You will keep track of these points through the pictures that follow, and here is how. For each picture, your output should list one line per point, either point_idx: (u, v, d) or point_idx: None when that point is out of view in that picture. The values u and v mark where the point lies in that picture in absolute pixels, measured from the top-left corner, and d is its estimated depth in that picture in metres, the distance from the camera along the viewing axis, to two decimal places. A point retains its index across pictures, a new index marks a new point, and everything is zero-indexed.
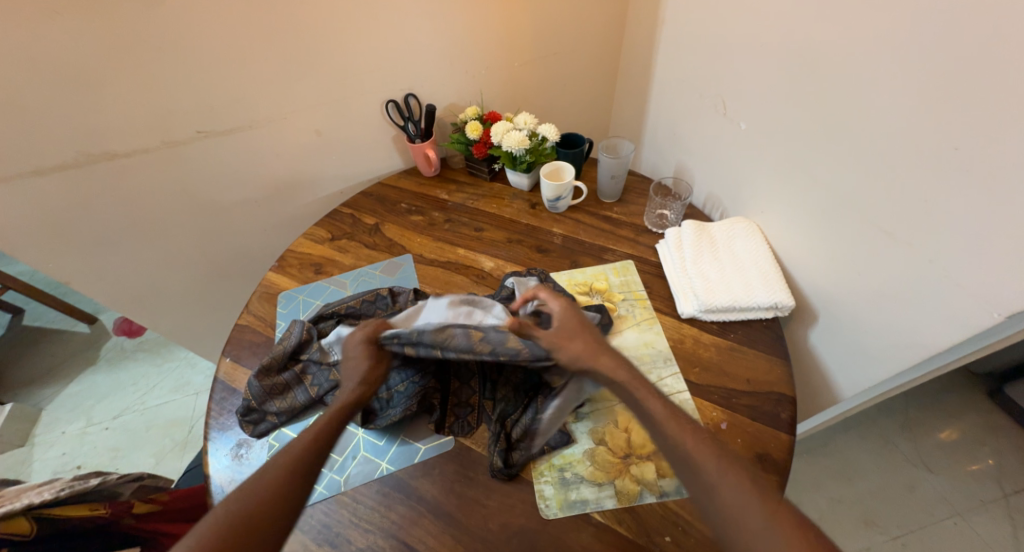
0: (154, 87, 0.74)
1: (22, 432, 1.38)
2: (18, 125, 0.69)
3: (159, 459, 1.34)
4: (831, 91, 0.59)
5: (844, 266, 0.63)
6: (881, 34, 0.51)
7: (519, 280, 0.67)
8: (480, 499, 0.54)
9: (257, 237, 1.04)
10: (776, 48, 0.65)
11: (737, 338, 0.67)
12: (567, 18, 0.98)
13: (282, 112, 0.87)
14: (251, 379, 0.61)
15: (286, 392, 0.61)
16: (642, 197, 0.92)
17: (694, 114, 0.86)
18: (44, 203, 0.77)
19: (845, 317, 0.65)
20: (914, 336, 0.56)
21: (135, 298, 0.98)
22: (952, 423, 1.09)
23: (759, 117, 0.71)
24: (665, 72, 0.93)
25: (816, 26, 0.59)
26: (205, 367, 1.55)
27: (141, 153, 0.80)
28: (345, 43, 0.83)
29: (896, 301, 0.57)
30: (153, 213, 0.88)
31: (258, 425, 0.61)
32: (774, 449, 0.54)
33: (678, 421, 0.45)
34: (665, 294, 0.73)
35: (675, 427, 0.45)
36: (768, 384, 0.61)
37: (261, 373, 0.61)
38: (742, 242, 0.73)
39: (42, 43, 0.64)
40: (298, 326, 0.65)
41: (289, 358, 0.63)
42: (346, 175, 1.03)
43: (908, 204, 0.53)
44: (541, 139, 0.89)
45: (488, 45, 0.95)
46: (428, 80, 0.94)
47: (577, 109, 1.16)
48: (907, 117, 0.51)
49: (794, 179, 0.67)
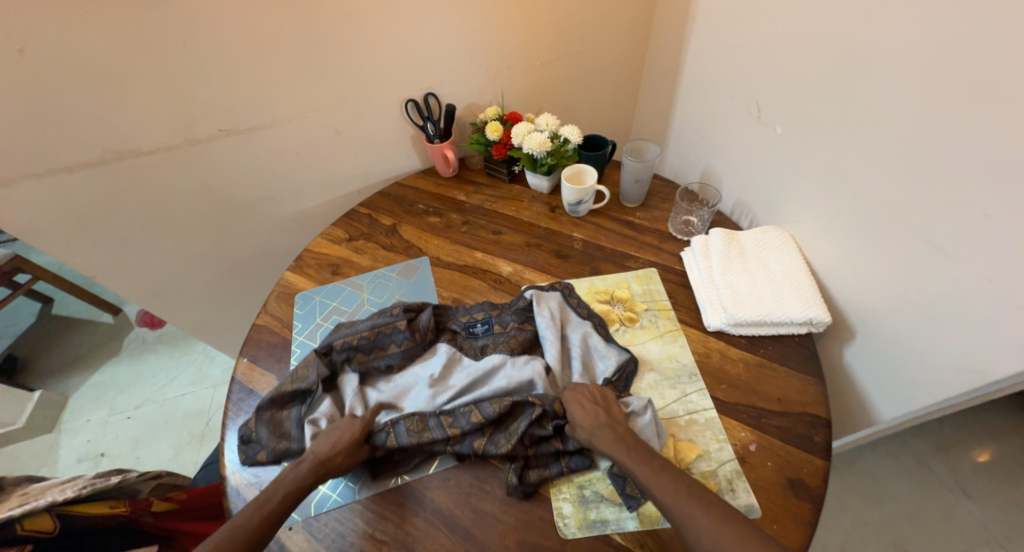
0: (179, 84, 0.75)
1: (49, 419, 1.41)
2: (47, 121, 0.69)
3: (177, 451, 1.37)
4: (879, 94, 0.55)
5: (887, 282, 0.60)
6: (940, 34, 0.48)
7: (539, 295, 0.65)
8: (496, 514, 0.52)
9: (276, 235, 1.05)
10: (818, 50, 0.62)
11: (767, 353, 0.64)
12: (593, 16, 0.95)
13: (303, 110, 0.86)
14: (257, 410, 0.58)
15: (284, 434, 0.57)
16: (667, 202, 0.89)
17: (724, 116, 0.83)
18: (71, 199, 0.78)
19: (886, 336, 0.61)
20: (967, 360, 0.53)
21: (157, 292, 0.99)
22: (990, 444, 1.04)
23: (797, 120, 0.68)
24: (694, 72, 0.89)
25: (865, 26, 0.55)
26: (223, 361, 1.57)
27: (165, 150, 0.81)
28: (367, 41, 0.82)
29: (948, 321, 0.53)
30: (176, 211, 0.89)
31: (250, 453, 0.57)
32: (807, 475, 0.52)
33: (665, 475, 0.46)
34: (690, 305, 0.70)
35: (662, 479, 0.46)
36: (800, 405, 0.58)
37: (271, 405, 0.59)
38: (774, 253, 0.70)
39: (71, 40, 0.64)
40: (314, 361, 0.59)
41: (298, 395, 0.59)
42: (365, 175, 1.02)
43: (965, 218, 0.50)
44: (563, 141, 0.86)
45: (511, 43, 0.93)
46: (449, 79, 0.93)
47: (600, 110, 1.13)
48: (967, 125, 0.48)
49: (834, 188, 0.64)
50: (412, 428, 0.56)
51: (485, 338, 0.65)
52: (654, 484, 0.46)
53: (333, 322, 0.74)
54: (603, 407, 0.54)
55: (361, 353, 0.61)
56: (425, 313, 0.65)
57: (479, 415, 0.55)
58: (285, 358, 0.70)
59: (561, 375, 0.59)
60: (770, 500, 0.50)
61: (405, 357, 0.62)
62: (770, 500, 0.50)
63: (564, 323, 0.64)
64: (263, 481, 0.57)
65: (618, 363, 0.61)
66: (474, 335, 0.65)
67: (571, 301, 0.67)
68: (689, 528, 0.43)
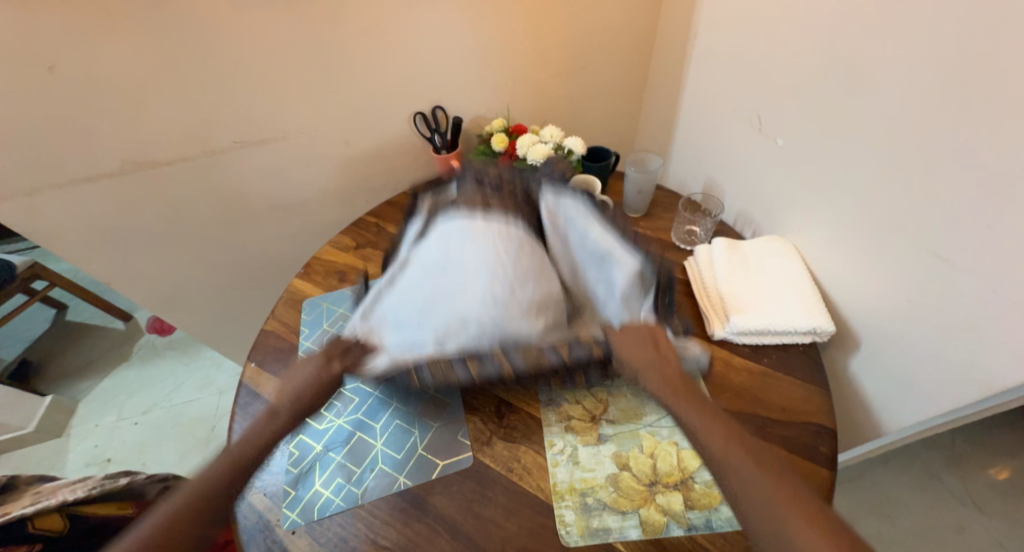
0: (198, 100, 0.77)
1: (59, 423, 1.43)
2: (71, 135, 0.72)
3: (182, 457, 1.38)
4: (880, 107, 0.56)
5: (890, 292, 0.60)
6: (940, 51, 0.49)
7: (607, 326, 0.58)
8: (499, 521, 0.53)
9: (285, 244, 1.06)
10: (818, 64, 0.63)
11: (772, 362, 0.64)
12: (598, 31, 0.97)
13: (314, 123, 0.89)
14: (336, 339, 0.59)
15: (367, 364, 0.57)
16: (670, 211, 0.90)
17: (725, 129, 0.84)
18: (92, 208, 0.81)
19: (893, 347, 0.61)
20: (973, 370, 0.52)
21: (169, 298, 1.01)
22: (1007, 460, 1.01)
23: (799, 133, 0.68)
24: (696, 85, 0.91)
25: (864, 42, 0.56)
26: (230, 367, 1.59)
27: (182, 161, 0.83)
28: (378, 57, 0.85)
29: (956, 330, 0.53)
30: (190, 220, 0.91)
31: None
32: (814, 486, 0.52)
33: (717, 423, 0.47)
34: (693, 314, 0.70)
35: (707, 426, 0.47)
36: (805, 414, 0.58)
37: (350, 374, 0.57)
38: (778, 262, 0.70)
39: (96, 59, 0.67)
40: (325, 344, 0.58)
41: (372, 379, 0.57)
42: (373, 186, 1.04)
43: (966, 229, 0.50)
44: (567, 152, 0.87)
45: (517, 58, 0.95)
46: (456, 93, 0.95)
47: (604, 122, 1.14)
48: (967, 138, 0.48)
49: (835, 199, 0.65)
50: (434, 371, 0.54)
51: (494, 198, 0.63)
52: (707, 438, 0.46)
53: (340, 328, 0.75)
54: (654, 345, 0.55)
55: (396, 313, 0.58)
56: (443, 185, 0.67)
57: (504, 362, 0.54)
58: (292, 363, 0.71)
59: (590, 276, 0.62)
60: None
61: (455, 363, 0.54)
62: None
63: (609, 236, 0.61)
64: (267, 486, 0.58)
65: (632, 272, 0.59)
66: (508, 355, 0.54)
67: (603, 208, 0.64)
68: (732, 480, 0.42)
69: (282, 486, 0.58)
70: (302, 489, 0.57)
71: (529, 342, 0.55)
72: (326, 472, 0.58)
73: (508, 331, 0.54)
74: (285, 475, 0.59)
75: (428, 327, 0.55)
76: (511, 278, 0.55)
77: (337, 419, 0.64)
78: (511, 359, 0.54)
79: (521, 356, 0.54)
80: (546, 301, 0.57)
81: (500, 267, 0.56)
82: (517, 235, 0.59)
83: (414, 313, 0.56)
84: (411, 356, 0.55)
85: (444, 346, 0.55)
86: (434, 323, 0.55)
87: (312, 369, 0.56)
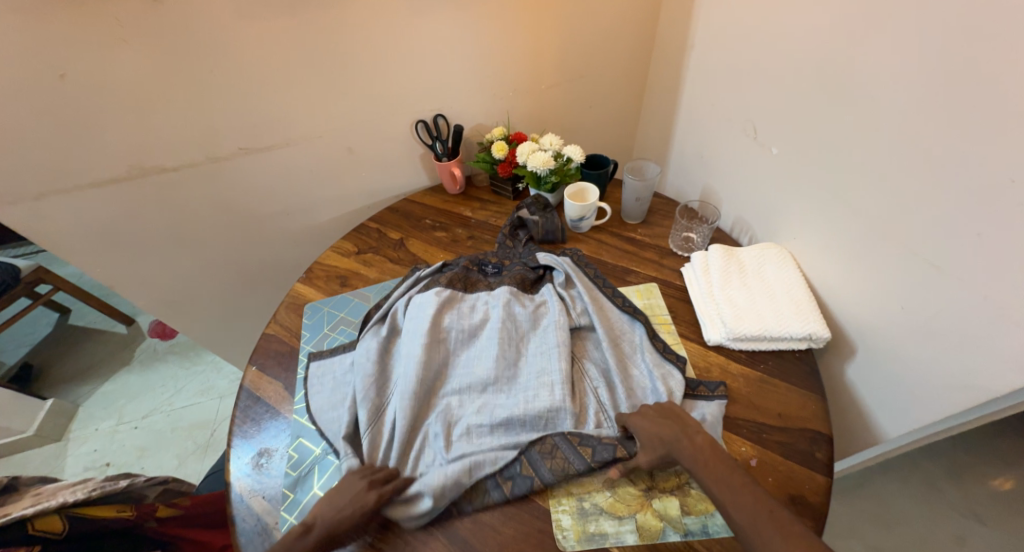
0: (205, 107, 0.79)
1: (59, 427, 1.43)
2: (80, 140, 0.74)
3: (181, 462, 1.38)
4: (874, 117, 0.57)
5: (885, 299, 0.60)
6: (934, 61, 0.50)
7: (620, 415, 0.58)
8: (496, 525, 0.53)
9: (287, 250, 1.07)
10: (813, 75, 0.64)
11: (768, 369, 0.64)
12: (597, 41, 0.99)
13: (317, 130, 0.90)
14: (357, 397, 0.62)
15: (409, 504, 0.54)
16: (667, 219, 0.91)
17: (722, 137, 0.85)
18: (98, 212, 0.82)
19: (888, 355, 0.62)
20: (967, 377, 0.53)
21: (171, 302, 1.02)
22: None
23: (794, 142, 0.69)
24: (693, 94, 0.92)
25: (858, 53, 0.57)
26: (230, 372, 1.59)
27: (189, 167, 0.84)
28: (381, 65, 0.86)
29: (948, 337, 0.54)
30: (194, 224, 0.92)
31: (335, 351, 0.70)
32: (810, 493, 0.52)
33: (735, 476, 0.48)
34: (690, 320, 0.71)
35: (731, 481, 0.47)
36: (801, 420, 0.58)
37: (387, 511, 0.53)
38: (773, 269, 0.71)
39: (107, 66, 0.69)
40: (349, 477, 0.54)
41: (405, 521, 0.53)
42: (374, 192, 1.05)
43: (959, 236, 0.51)
44: (566, 160, 0.88)
45: (517, 67, 0.96)
46: (457, 101, 0.96)
47: (603, 131, 1.16)
48: (959, 148, 0.49)
49: (830, 207, 0.66)
50: (472, 498, 0.55)
51: (497, 279, 0.76)
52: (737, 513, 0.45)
53: (340, 332, 0.76)
54: (678, 423, 0.54)
55: (423, 384, 0.62)
56: (427, 267, 0.80)
57: (536, 479, 0.54)
58: (292, 367, 0.72)
59: (581, 324, 0.68)
60: None
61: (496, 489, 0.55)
62: None
63: (590, 293, 0.71)
64: (266, 489, 0.59)
65: (615, 331, 0.67)
66: (535, 467, 0.55)
67: (582, 265, 0.76)
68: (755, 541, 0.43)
69: (281, 489, 0.58)
70: (301, 491, 0.57)
71: (551, 448, 0.56)
72: (325, 475, 0.58)
73: (529, 399, 0.59)
74: (284, 477, 0.59)
75: (451, 394, 0.62)
76: (516, 345, 0.65)
77: None
78: (539, 471, 0.54)
79: (548, 467, 0.55)
80: (544, 359, 0.63)
81: (511, 341, 0.65)
82: (518, 300, 0.70)
83: (448, 387, 0.63)
84: (449, 484, 0.53)
85: (479, 468, 0.55)
86: (459, 393, 0.62)
87: (354, 488, 0.52)
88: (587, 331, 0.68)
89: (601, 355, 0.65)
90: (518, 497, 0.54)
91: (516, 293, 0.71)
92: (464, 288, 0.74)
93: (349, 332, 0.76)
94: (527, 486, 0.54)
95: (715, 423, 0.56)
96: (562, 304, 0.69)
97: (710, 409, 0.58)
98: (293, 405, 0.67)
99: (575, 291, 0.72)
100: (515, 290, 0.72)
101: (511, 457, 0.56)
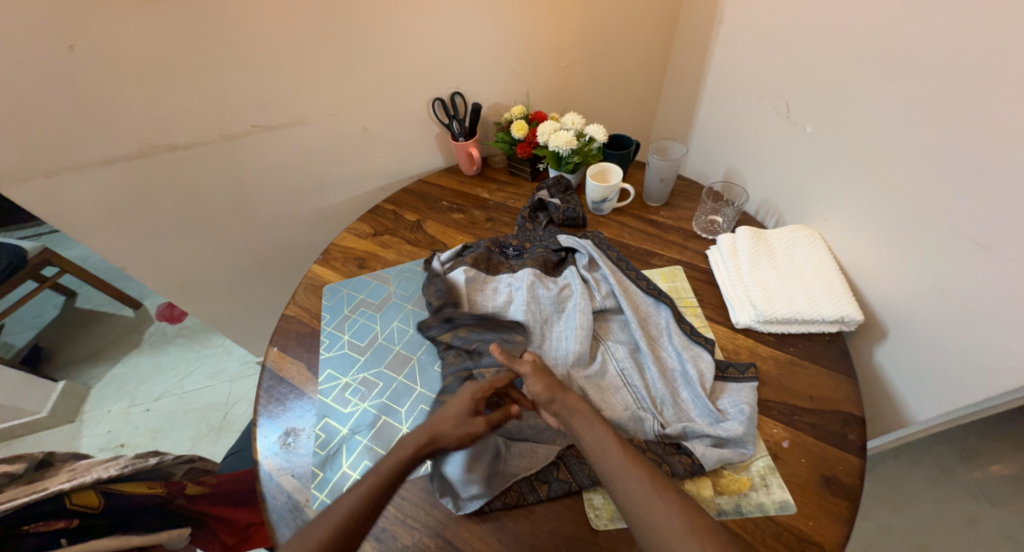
0: (217, 82, 0.77)
1: (71, 408, 1.42)
2: (91, 116, 0.72)
3: (195, 442, 1.41)
4: (915, 91, 0.55)
5: (926, 278, 0.59)
6: (984, 32, 0.48)
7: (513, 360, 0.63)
8: (529, 506, 0.53)
9: (301, 232, 1.06)
10: (850, 48, 0.62)
11: (798, 351, 0.64)
12: (619, 15, 0.96)
13: (333, 108, 0.88)
14: None
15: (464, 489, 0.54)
16: (690, 201, 0.89)
17: (749, 116, 0.83)
18: (109, 191, 0.80)
19: (921, 337, 0.61)
20: (1007, 359, 0.52)
21: (183, 285, 1.01)
22: None
23: (828, 119, 0.67)
24: (718, 71, 0.90)
25: (901, 25, 0.55)
26: (241, 355, 1.60)
27: (201, 145, 0.83)
28: (397, 40, 0.84)
29: (990, 317, 0.53)
30: (207, 205, 0.91)
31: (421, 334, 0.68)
32: (842, 473, 0.52)
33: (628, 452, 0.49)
34: (716, 302, 0.71)
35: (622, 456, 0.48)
36: (832, 403, 0.58)
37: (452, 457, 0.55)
38: (803, 251, 0.70)
39: (117, 38, 0.67)
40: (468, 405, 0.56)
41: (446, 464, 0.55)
42: (389, 173, 1.04)
43: (1006, 214, 0.49)
44: (589, 140, 0.86)
45: (537, 43, 0.94)
46: (475, 78, 0.94)
47: (621, 111, 1.14)
48: (1006, 122, 0.47)
49: (864, 187, 0.64)
50: (507, 500, 0.53)
51: (517, 261, 0.76)
52: (628, 478, 0.47)
53: (361, 314, 0.75)
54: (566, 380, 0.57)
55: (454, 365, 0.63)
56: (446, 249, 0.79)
57: (570, 478, 0.54)
58: (314, 347, 0.71)
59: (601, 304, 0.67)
60: (807, 496, 0.50)
61: (533, 488, 0.54)
62: (807, 495, 0.50)
63: (616, 275, 0.70)
64: (294, 468, 0.58)
65: (643, 316, 0.66)
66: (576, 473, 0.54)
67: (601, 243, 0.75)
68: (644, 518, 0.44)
69: (310, 467, 0.58)
70: (332, 452, 0.59)
71: None
72: (353, 453, 0.59)
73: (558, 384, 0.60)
74: (312, 456, 0.59)
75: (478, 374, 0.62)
76: (541, 328, 0.65)
77: (361, 403, 0.64)
78: (576, 474, 0.54)
79: (586, 473, 0.54)
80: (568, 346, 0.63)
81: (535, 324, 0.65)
82: (541, 282, 0.69)
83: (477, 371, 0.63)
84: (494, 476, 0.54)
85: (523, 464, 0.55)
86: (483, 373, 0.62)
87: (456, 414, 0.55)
88: (614, 314, 0.68)
89: (625, 341, 0.65)
90: (553, 500, 0.53)
91: (539, 275, 0.70)
92: (486, 270, 0.73)
93: (370, 314, 0.75)
94: (563, 489, 0.53)
95: (752, 411, 0.55)
96: (582, 287, 0.68)
97: (738, 386, 0.58)
98: (318, 385, 0.66)
99: (598, 272, 0.71)
100: (538, 273, 0.70)
101: (547, 461, 0.55)
